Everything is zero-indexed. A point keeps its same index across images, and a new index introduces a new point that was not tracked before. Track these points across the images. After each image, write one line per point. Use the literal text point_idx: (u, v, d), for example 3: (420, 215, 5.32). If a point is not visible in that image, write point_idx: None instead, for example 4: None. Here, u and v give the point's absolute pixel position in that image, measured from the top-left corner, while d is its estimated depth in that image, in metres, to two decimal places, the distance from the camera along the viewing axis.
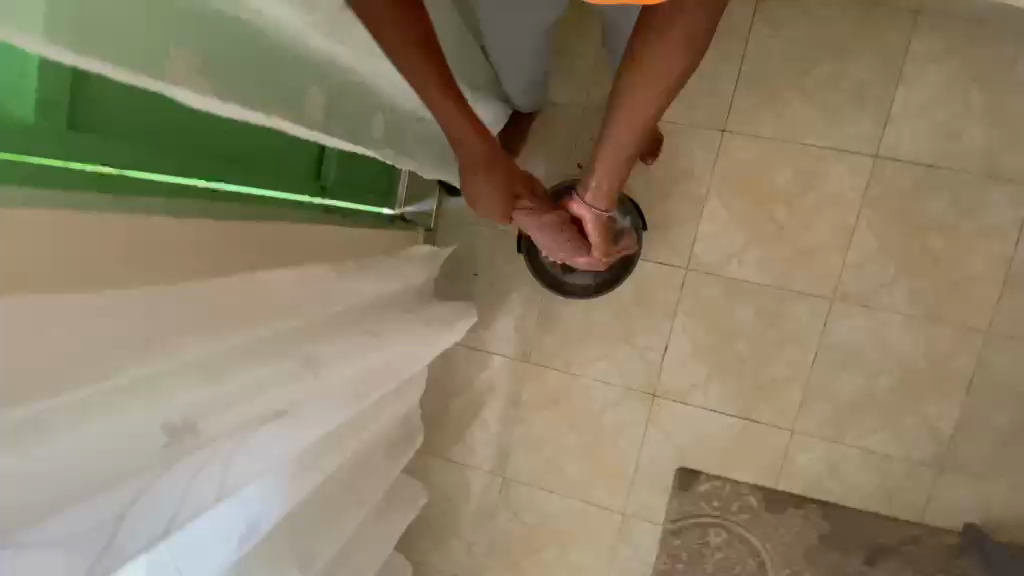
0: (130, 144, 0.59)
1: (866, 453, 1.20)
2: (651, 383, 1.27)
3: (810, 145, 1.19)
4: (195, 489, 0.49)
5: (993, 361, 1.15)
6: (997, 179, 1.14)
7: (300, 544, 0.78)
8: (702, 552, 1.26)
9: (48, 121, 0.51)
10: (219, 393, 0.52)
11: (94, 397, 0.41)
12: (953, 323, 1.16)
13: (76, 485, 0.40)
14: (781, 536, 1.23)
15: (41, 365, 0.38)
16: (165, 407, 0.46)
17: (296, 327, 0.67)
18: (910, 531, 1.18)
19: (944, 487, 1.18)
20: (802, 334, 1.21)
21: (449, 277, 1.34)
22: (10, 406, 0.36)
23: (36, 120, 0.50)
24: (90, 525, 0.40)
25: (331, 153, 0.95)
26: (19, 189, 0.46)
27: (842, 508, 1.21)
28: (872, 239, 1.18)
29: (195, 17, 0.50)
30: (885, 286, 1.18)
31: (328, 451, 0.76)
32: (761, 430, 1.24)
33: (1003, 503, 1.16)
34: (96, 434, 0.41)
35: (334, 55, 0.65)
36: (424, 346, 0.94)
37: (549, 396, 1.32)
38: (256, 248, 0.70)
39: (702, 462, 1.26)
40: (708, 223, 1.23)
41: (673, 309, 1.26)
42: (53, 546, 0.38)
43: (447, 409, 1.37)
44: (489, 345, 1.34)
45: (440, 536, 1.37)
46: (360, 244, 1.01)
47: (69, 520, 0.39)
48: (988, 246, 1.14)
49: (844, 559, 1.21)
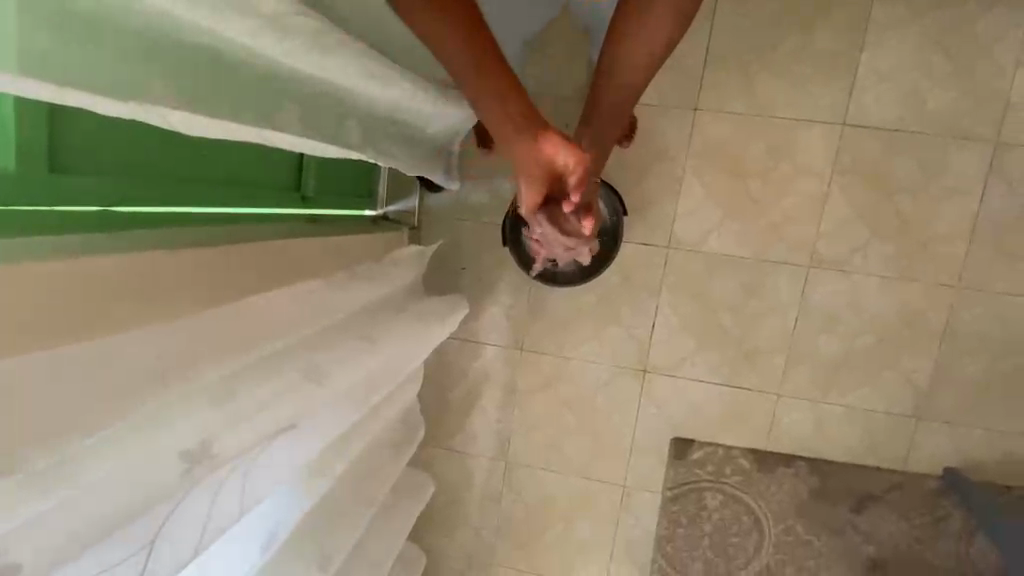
0: (113, 179, 0.60)
1: (848, 409, 1.26)
2: (642, 360, 1.31)
3: (780, 117, 1.22)
4: (220, 505, 0.52)
5: (963, 314, 1.21)
6: (960, 139, 1.18)
7: (318, 545, 0.80)
8: (701, 515, 1.32)
9: (31, 167, 0.52)
10: (229, 414, 0.54)
11: (115, 435, 0.44)
12: (924, 281, 1.21)
13: (105, 519, 0.42)
14: (773, 494, 1.29)
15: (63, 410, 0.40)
16: (179, 435, 0.48)
17: (293, 340, 0.68)
18: (893, 479, 1.25)
19: (923, 436, 1.24)
20: (783, 301, 1.26)
21: (436, 272, 1.36)
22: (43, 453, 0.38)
23: (20, 167, 0.51)
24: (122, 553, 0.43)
25: (309, 161, 0.95)
26: (21, 236, 0.47)
27: (829, 463, 1.27)
28: (844, 205, 1.22)
29: (173, 48, 0.48)
30: (858, 249, 1.22)
31: (336, 455, 0.78)
32: (749, 396, 1.29)
33: (977, 446, 1.23)
34: (119, 468, 0.43)
35: (313, 73, 0.63)
36: (419, 343, 0.96)
37: (544, 380, 1.35)
38: (251, 264, 0.71)
39: (695, 431, 1.32)
40: (687, 201, 1.26)
41: (658, 287, 1.29)
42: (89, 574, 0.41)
43: (445, 400, 1.40)
44: (481, 336, 1.36)
45: (448, 523, 1.42)
46: (349, 248, 1.01)
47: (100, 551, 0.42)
48: (953, 204, 1.19)
49: (833, 510, 1.27)
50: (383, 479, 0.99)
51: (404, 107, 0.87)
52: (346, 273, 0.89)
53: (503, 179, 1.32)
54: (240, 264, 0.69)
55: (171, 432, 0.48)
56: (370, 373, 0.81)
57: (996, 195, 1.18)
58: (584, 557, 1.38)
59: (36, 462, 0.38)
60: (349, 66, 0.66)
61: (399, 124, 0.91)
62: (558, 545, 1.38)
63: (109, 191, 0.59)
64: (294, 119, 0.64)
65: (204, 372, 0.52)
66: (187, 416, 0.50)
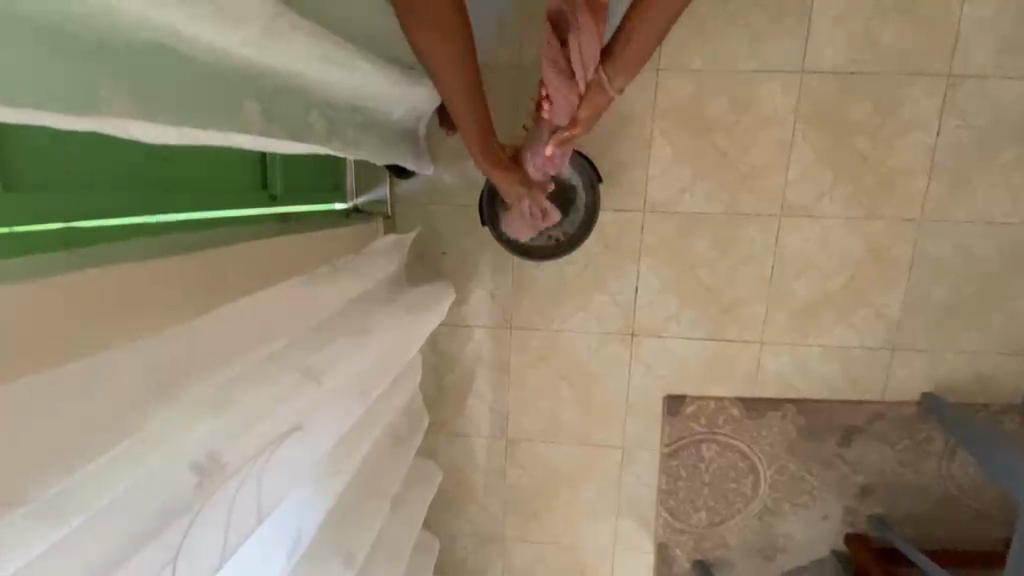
0: (71, 194, 0.56)
1: (829, 349, 1.31)
2: (630, 324, 1.33)
3: (740, 70, 1.23)
4: (237, 515, 0.51)
5: (928, 244, 1.26)
6: (912, 76, 1.21)
7: (340, 542, 0.80)
8: (699, 466, 1.36)
9: None
10: (231, 424, 0.52)
11: (119, 453, 0.42)
12: (889, 216, 1.26)
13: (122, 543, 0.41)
14: (764, 437, 1.34)
15: (55, 437, 0.39)
16: (185, 451, 0.47)
17: (286, 343, 0.67)
18: (875, 409, 1.32)
19: (899, 365, 1.30)
20: (760, 253, 1.29)
21: (416, 260, 1.34)
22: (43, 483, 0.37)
23: None
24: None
25: (274, 160, 0.92)
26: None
27: (814, 402, 1.33)
28: (808, 151, 1.25)
29: (122, 46, 0.44)
30: (825, 193, 1.26)
31: (345, 452, 0.78)
32: (735, 346, 1.33)
33: (950, 368, 1.30)
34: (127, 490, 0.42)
35: (266, 64, 0.60)
36: (413, 332, 0.96)
37: (535, 355, 1.36)
38: (231, 273, 0.69)
39: (686, 386, 1.35)
40: (658, 163, 1.27)
41: (638, 251, 1.30)
42: None
43: (440, 386, 1.40)
44: (469, 318, 1.36)
45: (457, 504, 1.43)
46: (328, 246, 0.99)
47: None
48: (911, 139, 1.23)
49: (821, 445, 1.33)
50: (391, 471, 0.99)
51: (364, 93, 0.85)
52: (326, 269, 0.87)
53: (472, 159, 1.30)
54: (219, 271, 0.67)
55: (176, 447, 0.46)
56: (366, 366, 0.81)
57: (950, 127, 1.22)
58: (594, 521, 1.42)
59: (35, 495, 0.36)
60: (303, 53, 0.63)
61: (361, 112, 0.88)
62: (567, 512, 1.42)
63: (67, 206, 0.56)
64: (256, 116, 0.62)
65: (196, 382, 0.51)
66: (192, 427, 0.48)
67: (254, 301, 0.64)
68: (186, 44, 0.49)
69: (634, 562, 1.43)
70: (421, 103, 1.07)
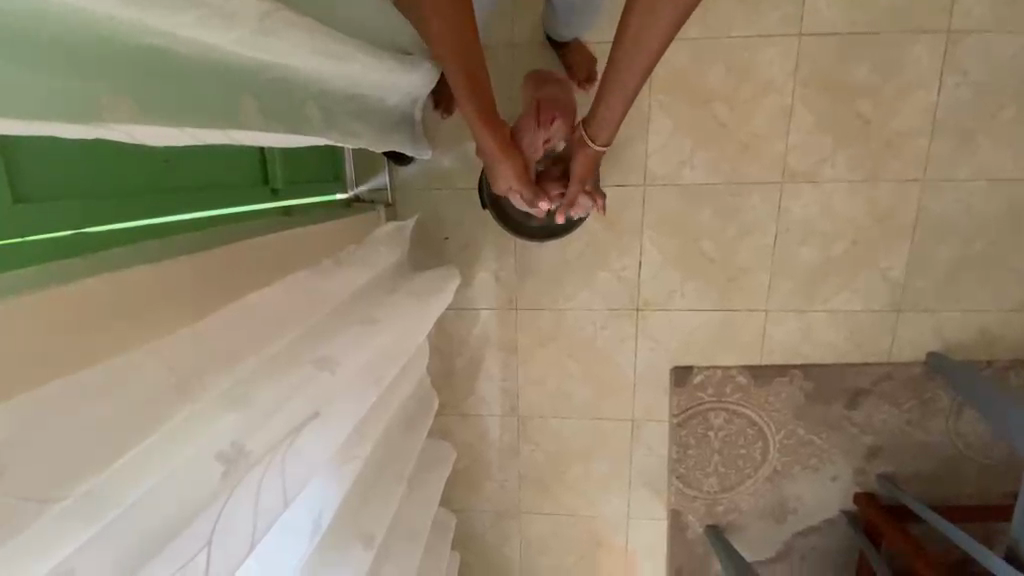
0: (80, 202, 0.57)
1: (833, 314, 1.32)
2: (634, 299, 1.34)
3: (737, 38, 1.21)
4: (264, 501, 0.53)
5: (931, 204, 1.25)
6: (913, 33, 1.18)
7: (360, 522, 0.83)
8: (709, 434, 1.39)
9: None
10: (252, 415, 0.54)
11: (150, 446, 0.44)
12: (892, 178, 1.25)
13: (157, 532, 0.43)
14: (771, 403, 1.36)
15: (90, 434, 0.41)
16: (210, 442, 0.49)
17: (297, 335, 0.69)
18: (882, 370, 1.33)
19: (905, 326, 1.31)
20: (762, 222, 1.29)
21: (420, 246, 1.35)
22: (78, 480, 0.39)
23: None
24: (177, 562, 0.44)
25: (274, 154, 0.93)
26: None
27: (820, 366, 1.34)
28: (809, 116, 1.23)
29: (120, 55, 0.45)
30: (827, 158, 1.25)
31: (361, 436, 0.81)
32: (740, 316, 1.34)
33: (955, 327, 1.30)
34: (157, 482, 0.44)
35: (261, 61, 0.61)
36: (420, 317, 0.98)
37: (542, 334, 1.38)
38: (239, 270, 0.70)
39: (692, 358, 1.37)
40: (657, 135, 1.26)
41: (640, 226, 1.31)
42: None
43: (450, 369, 1.42)
44: (475, 300, 1.38)
45: (473, 482, 1.47)
46: (331, 236, 1.01)
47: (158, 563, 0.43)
48: (912, 99, 1.21)
49: (828, 408, 1.35)
50: (406, 453, 1.03)
51: (358, 82, 0.85)
52: (333, 260, 0.89)
53: (470, 142, 1.30)
54: (229, 271, 0.68)
55: (199, 441, 0.48)
56: (376, 353, 0.83)
57: (953, 84, 1.20)
58: (607, 493, 1.45)
59: (75, 490, 0.38)
60: (297, 48, 0.63)
61: (356, 100, 0.89)
62: (581, 485, 1.45)
63: (76, 215, 0.57)
64: (255, 114, 0.63)
65: (214, 379, 0.52)
66: (214, 421, 0.50)
67: (258, 300, 0.65)
68: (179, 48, 0.50)
69: (648, 531, 1.47)
70: (416, 89, 1.07)
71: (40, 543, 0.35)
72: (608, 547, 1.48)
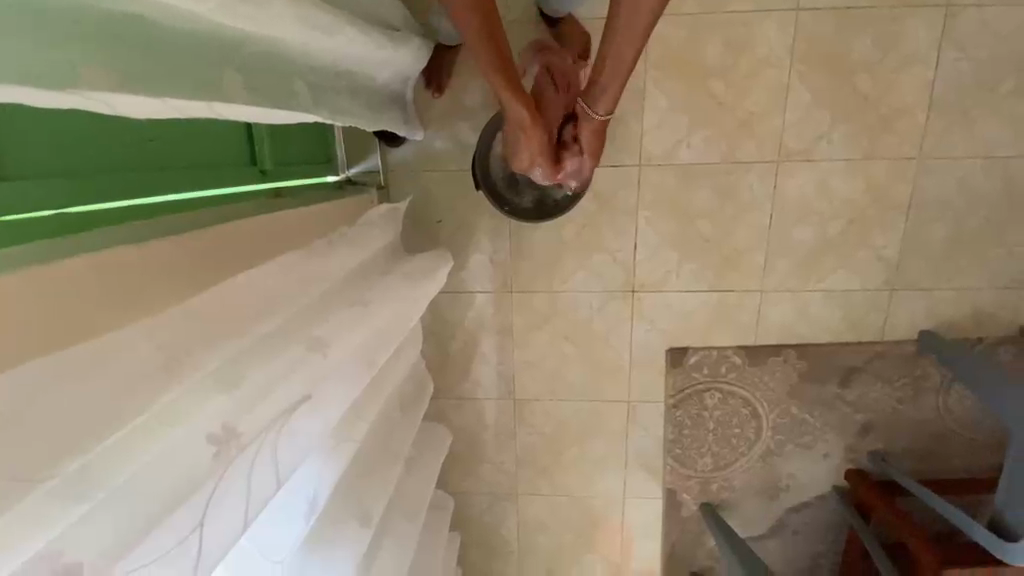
0: (63, 179, 0.55)
1: (828, 293, 1.32)
2: (630, 280, 1.34)
3: (735, 12, 1.19)
4: (257, 481, 0.53)
5: (927, 182, 1.25)
6: (912, 8, 1.17)
7: (357, 503, 0.83)
8: (703, 414, 1.40)
9: None
10: (242, 396, 0.53)
11: (139, 426, 0.43)
12: (888, 156, 1.24)
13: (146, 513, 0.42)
14: (766, 382, 1.37)
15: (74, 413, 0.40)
16: (200, 422, 0.48)
17: (289, 318, 0.67)
18: (875, 348, 1.34)
19: (898, 305, 1.32)
20: (758, 201, 1.28)
21: (413, 228, 1.33)
22: (63, 460, 0.37)
23: None
24: (170, 544, 0.43)
25: (262, 133, 0.90)
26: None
27: (814, 345, 1.35)
28: (806, 93, 1.22)
29: (94, 21, 0.43)
30: (824, 136, 1.24)
31: (354, 419, 0.80)
32: (735, 296, 1.34)
33: (948, 305, 1.31)
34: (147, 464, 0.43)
35: (246, 31, 0.58)
36: (414, 299, 0.97)
37: (538, 316, 1.38)
38: (229, 251, 0.69)
39: (687, 338, 1.37)
40: (654, 114, 1.24)
41: (635, 206, 1.29)
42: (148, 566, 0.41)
43: (446, 352, 1.42)
44: (470, 283, 1.36)
45: (469, 464, 1.48)
46: (323, 218, 0.99)
47: (150, 545, 0.42)
48: (910, 76, 1.20)
49: (822, 386, 1.36)
50: (403, 437, 1.02)
51: (346, 57, 0.82)
52: (325, 242, 0.87)
53: (464, 121, 1.28)
54: (217, 252, 0.67)
55: (189, 421, 0.47)
56: (369, 335, 0.82)
57: (950, 60, 1.19)
58: (604, 473, 1.46)
59: (61, 470, 0.37)
60: (282, 19, 0.61)
61: (346, 77, 0.86)
62: (577, 466, 1.46)
63: (60, 194, 0.55)
64: (240, 87, 0.60)
65: (204, 359, 0.51)
66: (204, 402, 0.49)
67: (244, 279, 0.63)
68: (157, 14, 0.47)
69: (644, 509, 1.49)
70: (407, 66, 1.04)
71: (22, 525, 0.34)
72: (604, 526, 1.50)
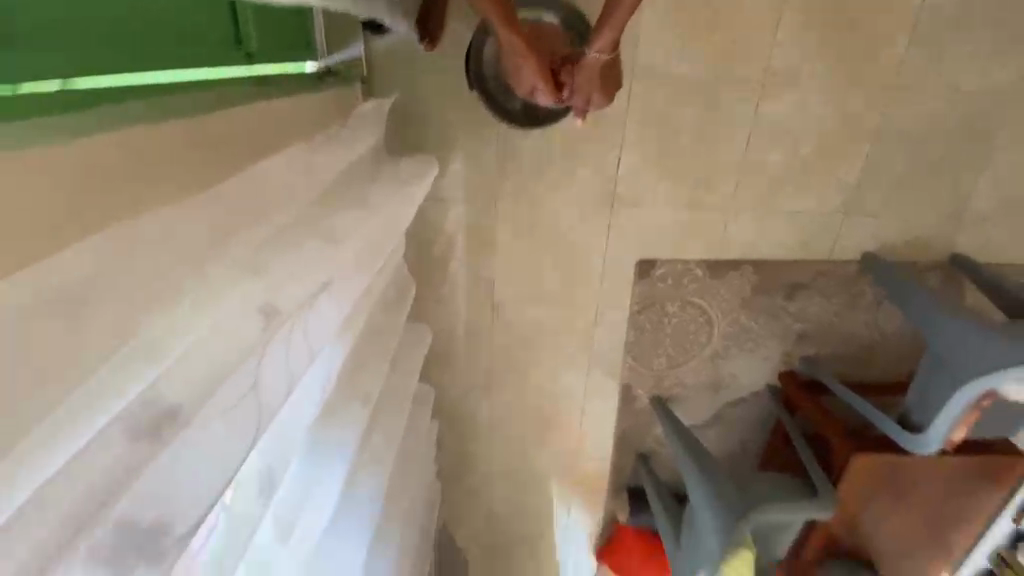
0: (109, 43, 0.51)
1: (789, 215, 1.42)
2: (609, 194, 1.38)
3: None
4: (294, 356, 0.58)
5: (895, 112, 1.31)
6: None
7: (357, 387, 0.91)
8: (663, 320, 1.54)
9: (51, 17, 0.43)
10: (276, 279, 0.57)
11: (195, 298, 0.47)
12: (865, 85, 1.29)
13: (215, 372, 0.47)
14: (722, 294, 1.50)
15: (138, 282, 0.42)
16: (245, 299, 0.52)
17: (301, 212, 0.69)
18: (822, 267, 1.47)
19: (849, 229, 1.43)
20: (742, 121, 1.32)
21: (397, 128, 1.30)
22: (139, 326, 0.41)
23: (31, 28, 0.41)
24: (237, 399, 0.48)
25: (247, 13, 0.84)
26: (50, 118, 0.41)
27: (770, 262, 1.47)
28: (799, 13, 1.22)
29: None
30: (809, 59, 1.26)
31: (355, 312, 0.85)
32: (706, 214, 1.41)
33: (891, 231, 1.44)
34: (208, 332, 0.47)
35: None
36: (407, 201, 0.98)
37: (518, 225, 1.42)
38: (245, 137, 0.68)
39: (657, 252, 1.45)
40: (649, 22, 1.21)
41: (622, 119, 1.31)
42: (222, 416, 0.46)
43: (427, 256, 1.45)
44: (453, 189, 1.37)
45: (446, 361, 1.58)
46: (313, 112, 0.96)
47: (220, 400, 0.47)
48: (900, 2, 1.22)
49: (770, 299, 1.51)
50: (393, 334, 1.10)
51: None
52: (320, 137, 0.86)
53: (453, 14, 1.21)
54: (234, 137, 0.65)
55: (235, 298, 0.51)
56: (370, 234, 0.84)
57: None
58: (571, 370, 1.60)
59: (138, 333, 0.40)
60: None
61: None
62: (547, 363, 1.59)
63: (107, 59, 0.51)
64: None
65: (236, 243, 0.54)
66: (245, 281, 0.53)
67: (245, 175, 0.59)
68: None
69: (603, 400, 1.66)
70: None
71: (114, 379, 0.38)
72: (567, 415, 1.67)
